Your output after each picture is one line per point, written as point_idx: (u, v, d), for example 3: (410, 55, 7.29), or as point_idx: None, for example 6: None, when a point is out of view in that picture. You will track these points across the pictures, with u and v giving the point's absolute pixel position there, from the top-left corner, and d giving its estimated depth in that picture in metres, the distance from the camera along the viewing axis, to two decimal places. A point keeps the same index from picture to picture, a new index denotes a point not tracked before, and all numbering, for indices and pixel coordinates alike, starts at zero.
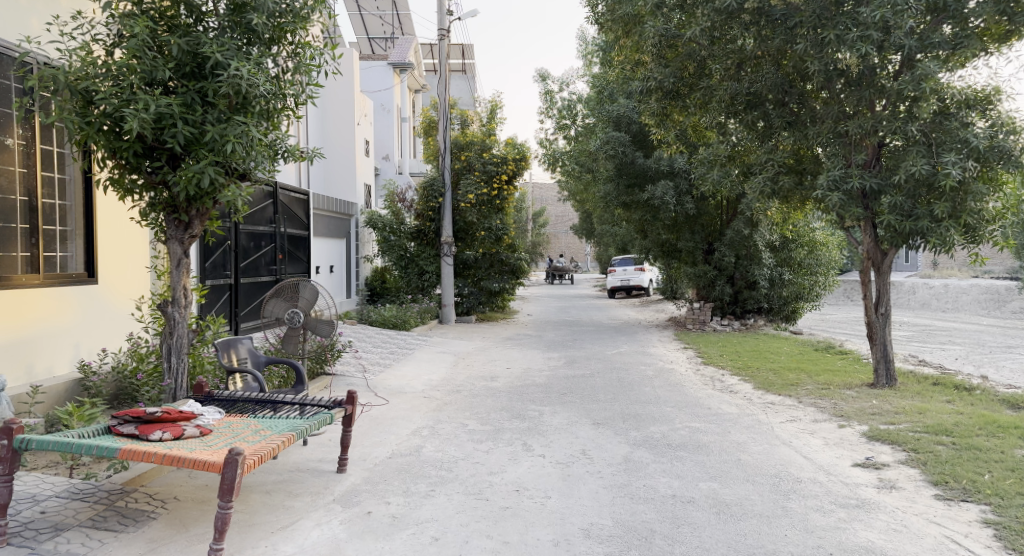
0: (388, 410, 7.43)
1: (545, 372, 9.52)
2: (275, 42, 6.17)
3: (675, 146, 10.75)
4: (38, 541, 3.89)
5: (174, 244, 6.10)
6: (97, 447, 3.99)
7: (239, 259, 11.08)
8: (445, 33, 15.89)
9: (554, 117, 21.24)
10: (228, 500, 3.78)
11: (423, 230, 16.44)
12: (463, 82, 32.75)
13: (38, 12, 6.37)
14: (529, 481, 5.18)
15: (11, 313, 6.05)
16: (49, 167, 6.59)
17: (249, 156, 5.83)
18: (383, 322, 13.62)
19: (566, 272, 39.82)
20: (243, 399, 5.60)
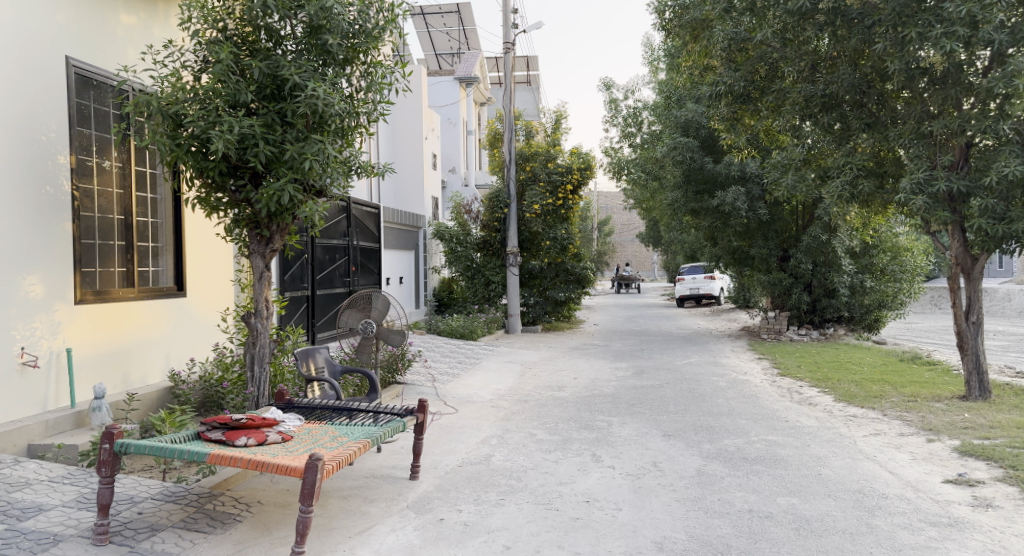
0: (457, 419, 7.54)
1: (614, 383, 9.45)
2: (349, 62, 6.40)
3: (746, 151, 10.55)
4: (136, 540, 4.12)
5: (256, 257, 6.39)
6: (189, 452, 4.21)
7: (316, 272, 11.46)
8: (510, 46, 16.05)
9: (620, 125, 21.11)
10: (309, 504, 3.92)
11: (489, 240, 16.56)
12: (529, 94, 32.96)
13: (133, 42, 6.79)
14: (599, 492, 5.16)
15: (110, 324, 6.43)
16: (143, 187, 6.98)
17: (325, 173, 6.06)
18: (451, 332, 13.87)
19: (634, 281, 39.44)
20: (320, 407, 5.77)
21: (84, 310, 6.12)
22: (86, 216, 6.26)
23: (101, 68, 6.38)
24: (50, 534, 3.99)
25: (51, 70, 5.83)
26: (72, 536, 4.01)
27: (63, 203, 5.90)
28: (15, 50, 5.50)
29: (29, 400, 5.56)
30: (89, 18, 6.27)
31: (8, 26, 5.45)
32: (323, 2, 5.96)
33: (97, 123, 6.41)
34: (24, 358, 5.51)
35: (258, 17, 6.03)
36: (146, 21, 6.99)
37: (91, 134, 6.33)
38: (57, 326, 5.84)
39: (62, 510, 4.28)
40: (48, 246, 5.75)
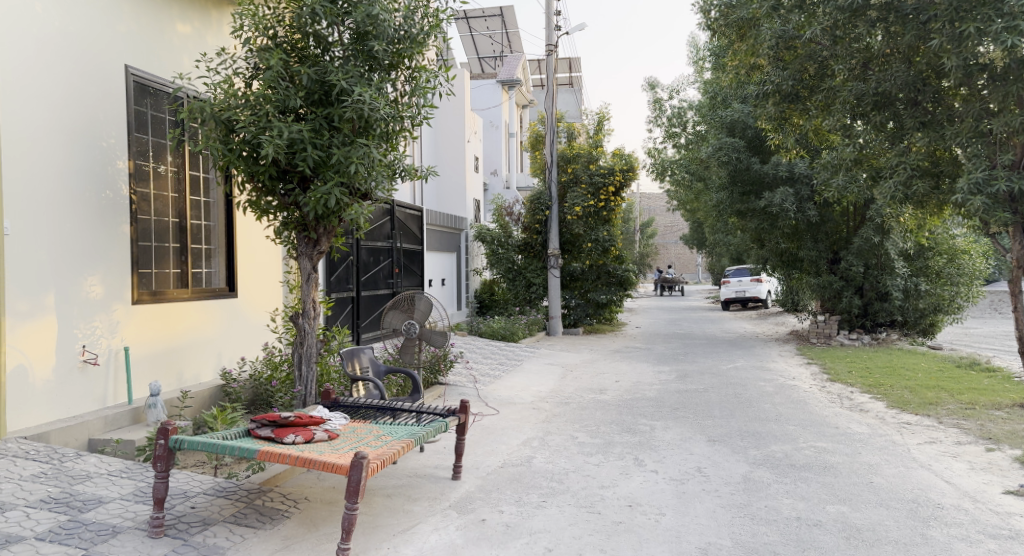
0: (499, 420, 7.57)
1: (656, 386, 9.37)
2: (394, 67, 6.50)
3: (794, 151, 10.35)
4: (189, 533, 4.25)
5: (304, 259, 6.54)
6: (239, 448, 4.33)
7: (361, 273, 11.64)
8: (553, 48, 16.05)
9: (664, 126, 20.90)
10: (354, 502, 4.00)
11: (530, 242, 16.59)
12: (571, 96, 32.89)
13: (188, 51, 7.02)
14: (642, 496, 5.14)
15: (165, 323, 6.65)
16: (197, 191, 7.20)
17: (370, 177, 6.17)
18: (492, 334, 13.92)
19: (678, 284, 38.99)
20: (365, 407, 5.87)
21: (141, 310, 6.35)
22: (143, 219, 6.48)
23: (158, 76, 6.61)
24: (109, 525, 4.14)
25: (110, 78, 6.05)
26: (130, 528, 4.15)
27: (122, 206, 6.11)
28: (77, 60, 5.73)
29: (89, 397, 5.78)
30: (146, 27, 6.50)
31: (72, 37, 5.68)
32: (369, 10, 6.07)
33: (154, 129, 6.64)
34: (85, 356, 5.74)
35: (307, 25, 6.17)
36: (201, 29, 7.21)
37: (148, 140, 6.56)
38: (115, 325, 6.06)
39: (121, 503, 4.45)
40: (108, 248, 5.97)
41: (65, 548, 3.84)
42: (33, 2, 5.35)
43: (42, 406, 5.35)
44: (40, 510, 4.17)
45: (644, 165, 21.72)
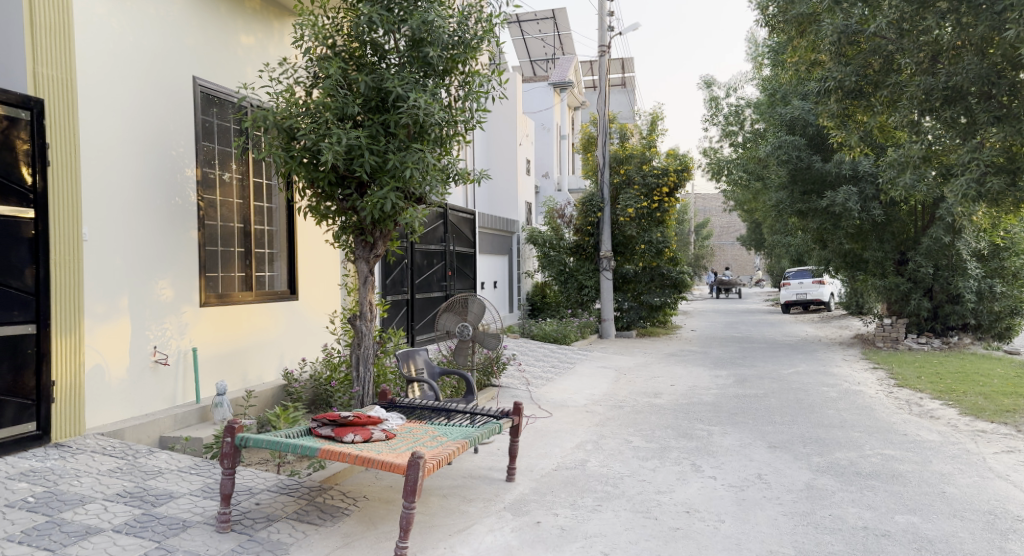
0: (552, 423, 7.58)
1: (714, 391, 9.24)
2: (448, 73, 6.57)
3: (858, 149, 10.06)
4: (254, 529, 4.38)
5: (361, 263, 6.69)
6: (302, 446, 4.44)
7: (415, 276, 11.79)
8: (606, 49, 15.99)
9: (720, 124, 20.55)
10: (412, 501, 4.06)
11: (582, 245, 16.57)
12: (624, 96, 32.67)
13: (252, 61, 7.26)
14: (701, 502, 5.08)
15: (231, 325, 6.88)
16: (260, 197, 7.42)
17: (424, 181, 6.27)
18: (544, 336, 13.93)
19: (734, 287, 38.25)
20: (421, 407, 5.95)
21: (208, 312, 6.58)
22: (210, 225, 6.71)
23: (223, 87, 6.85)
24: (179, 520, 4.29)
25: (178, 89, 6.29)
26: (199, 523, 4.30)
27: (190, 212, 6.35)
28: (149, 73, 5.97)
29: (160, 396, 6.01)
30: (213, 39, 6.75)
31: (144, 50, 5.93)
32: (425, 16, 6.18)
33: (220, 138, 6.88)
34: (156, 356, 5.97)
35: (364, 33, 6.31)
36: (264, 41, 7.45)
37: (214, 148, 6.79)
38: (185, 327, 6.30)
39: (190, 498, 4.61)
40: (177, 253, 6.21)
41: (139, 540, 4.00)
42: (109, 18, 5.59)
43: (117, 404, 5.59)
44: (116, 504, 4.35)
45: (699, 165, 21.39)
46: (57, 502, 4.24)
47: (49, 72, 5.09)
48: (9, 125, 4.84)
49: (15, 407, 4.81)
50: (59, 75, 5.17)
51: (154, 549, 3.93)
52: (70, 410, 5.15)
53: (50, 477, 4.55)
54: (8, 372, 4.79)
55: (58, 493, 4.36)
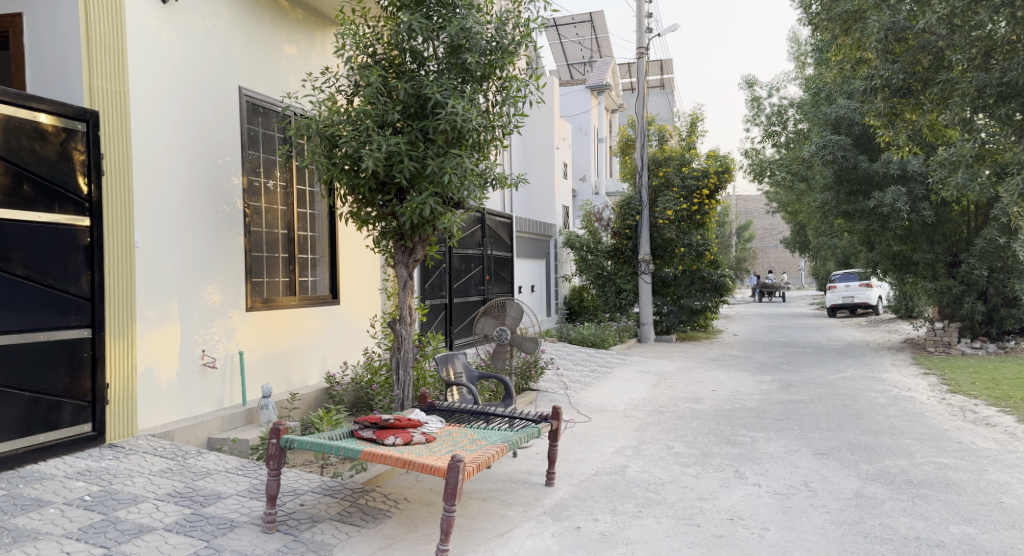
0: (591, 428, 7.57)
1: (757, 396, 9.12)
2: (486, 78, 6.63)
3: (906, 148, 9.84)
4: (299, 529, 4.47)
5: (400, 267, 6.78)
6: (344, 448, 4.51)
7: (453, 280, 11.88)
8: (644, 51, 15.91)
9: (762, 125, 20.26)
10: (452, 503, 4.10)
11: (620, 248, 16.52)
12: (663, 98, 32.43)
13: (294, 71, 7.44)
14: (745, 510, 5.03)
15: (275, 330, 7.02)
16: (303, 204, 7.58)
17: (463, 186, 6.34)
18: (582, 340, 13.91)
19: (777, 290, 37.63)
20: (460, 410, 6.00)
21: (254, 316, 6.73)
22: (256, 231, 6.87)
23: (268, 96, 7.01)
24: (227, 520, 4.40)
25: (225, 99, 6.46)
26: (245, 523, 4.41)
27: (236, 219, 6.51)
28: (197, 84, 6.14)
29: (208, 398, 6.17)
30: (258, 50, 6.92)
31: (193, 63, 6.10)
32: (463, 23, 6.24)
33: (265, 146, 7.04)
34: (204, 359, 6.13)
35: (404, 41, 6.40)
36: (306, 51, 7.62)
37: (259, 156, 6.95)
38: (231, 331, 6.46)
39: (237, 499, 4.72)
40: (224, 259, 6.37)
41: (189, 539, 4.11)
42: (160, 32, 5.77)
43: (167, 406, 5.76)
44: (167, 503, 4.48)
45: (740, 167, 21.10)
46: (111, 501, 4.39)
47: (104, 85, 5.27)
48: (67, 137, 5.02)
49: (71, 409, 4.98)
50: (113, 88, 5.34)
51: (203, 548, 4.04)
52: (122, 412, 5.31)
53: (104, 476, 4.70)
54: (65, 374, 4.95)
55: (112, 492, 4.50)
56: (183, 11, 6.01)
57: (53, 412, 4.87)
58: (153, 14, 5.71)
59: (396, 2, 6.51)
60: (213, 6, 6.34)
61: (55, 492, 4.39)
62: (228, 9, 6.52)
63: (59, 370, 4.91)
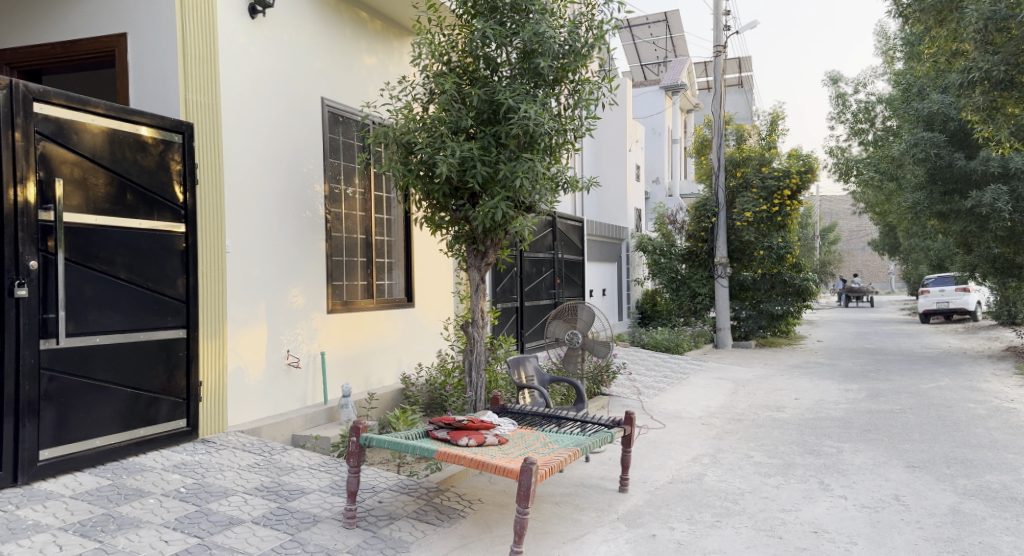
0: (666, 434, 7.49)
1: (843, 406, 8.82)
2: (558, 82, 6.67)
3: (1008, 144, 9.34)
4: (378, 526, 4.60)
5: (473, 271, 6.89)
6: (420, 448, 4.62)
7: (525, 284, 11.95)
8: (722, 49, 15.64)
9: (848, 122, 19.53)
10: (525, 506, 4.14)
11: (695, 251, 16.25)
12: (741, 96, 31.68)
13: (373, 80, 7.68)
14: (830, 523, 4.89)
15: (355, 331, 7.25)
16: (381, 209, 7.80)
17: (534, 190, 6.40)
18: (656, 345, 13.77)
19: (864, 294, 36.14)
20: (532, 413, 6.04)
21: (335, 318, 6.97)
22: (336, 236, 7.11)
23: (347, 106, 7.26)
24: (311, 514, 4.58)
25: (308, 109, 6.72)
26: (327, 518, 4.57)
27: (318, 225, 6.75)
28: (283, 95, 6.41)
29: (293, 396, 6.42)
30: (339, 61, 7.16)
31: (279, 75, 6.37)
32: (536, 28, 6.30)
33: (345, 154, 7.27)
34: (289, 359, 6.38)
35: (478, 49, 6.50)
36: (383, 60, 7.86)
37: (340, 164, 7.19)
38: (314, 332, 6.71)
39: (319, 494, 4.90)
40: (308, 263, 6.62)
41: (275, 532, 4.29)
42: (249, 46, 6.05)
43: (255, 404, 6.02)
44: (255, 497, 4.69)
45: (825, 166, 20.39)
46: (205, 493, 4.63)
47: (198, 98, 5.57)
48: (165, 148, 5.30)
49: (168, 405, 5.27)
50: (206, 100, 5.64)
51: (288, 541, 4.21)
52: (214, 409, 5.60)
53: (198, 470, 4.96)
54: (163, 372, 5.25)
55: (205, 485, 4.75)
56: (270, 26, 6.28)
57: (152, 407, 5.16)
58: (243, 29, 5.99)
59: (471, 11, 6.61)
60: (297, 20, 6.61)
61: (154, 483, 4.66)
62: (311, 22, 6.79)
63: (157, 369, 5.21)
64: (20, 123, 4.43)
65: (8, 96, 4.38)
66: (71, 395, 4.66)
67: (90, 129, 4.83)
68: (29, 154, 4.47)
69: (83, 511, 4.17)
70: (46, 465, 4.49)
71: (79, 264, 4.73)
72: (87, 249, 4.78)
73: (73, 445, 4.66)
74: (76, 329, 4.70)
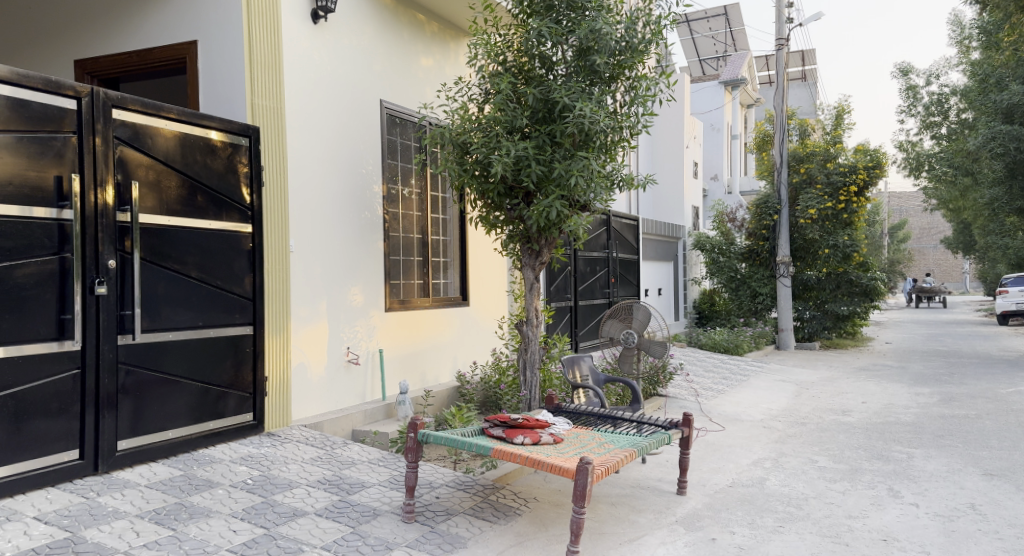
0: (725, 437, 7.39)
1: (915, 410, 8.54)
2: (614, 79, 6.64)
3: None
4: (436, 521, 4.67)
5: (527, 270, 6.93)
6: (476, 446, 4.67)
7: (579, 283, 11.93)
8: (784, 42, 15.30)
9: (919, 115, 18.85)
10: (581, 505, 4.13)
11: (755, 250, 15.95)
12: (804, 90, 30.88)
13: (430, 82, 7.79)
14: (900, 531, 4.76)
15: (412, 329, 7.37)
16: (437, 209, 7.91)
17: (589, 189, 6.40)
18: (714, 346, 13.59)
19: (936, 294, 34.77)
20: (587, 413, 6.03)
21: (392, 316, 7.10)
22: (394, 236, 7.24)
23: (405, 108, 7.38)
24: (371, 508, 4.68)
25: (368, 111, 6.86)
26: (387, 512, 4.66)
27: (376, 225, 6.89)
28: (344, 98, 6.56)
29: (353, 393, 6.57)
30: (397, 64, 7.28)
31: (341, 79, 6.52)
32: (593, 25, 6.27)
33: (402, 155, 7.40)
34: (349, 356, 6.53)
35: (534, 48, 6.52)
36: (440, 61, 7.97)
37: (397, 165, 7.31)
38: (373, 330, 6.84)
39: (379, 488, 5.01)
40: (367, 262, 6.76)
41: (337, 524, 4.40)
42: (311, 51, 6.20)
43: (317, 399, 6.19)
44: (318, 490, 4.82)
45: (894, 161, 19.71)
46: (270, 485, 4.78)
47: (264, 102, 5.75)
48: (233, 151, 5.49)
49: (235, 399, 5.46)
50: (272, 105, 5.81)
51: (349, 533, 4.31)
52: (279, 403, 5.78)
53: (263, 462, 5.12)
54: (230, 367, 5.44)
55: (270, 477, 4.90)
56: (332, 30, 6.43)
57: (220, 401, 5.36)
58: (307, 34, 6.15)
59: (527, 10, 6.64)
60: (358, 24, 6.75)
61: (223, 474, 4.83)
62: (371, 26, 6.92)
63: (225, 364, 5.40)
64: (101, 128, 4.64)
65: (90, 103, 4.59)
66: (146, 388, 4.86)
67: (163, 133, 5.03)
68: (109, 158, 4.68)
69: (158, 499, 4.36)
70: (123, 455, 4.70)
71: (152, 264, 4.93)
72: (161, 248, 4.99)
73: (148, 436, 4.87)
74: (151, 325, 4.90)
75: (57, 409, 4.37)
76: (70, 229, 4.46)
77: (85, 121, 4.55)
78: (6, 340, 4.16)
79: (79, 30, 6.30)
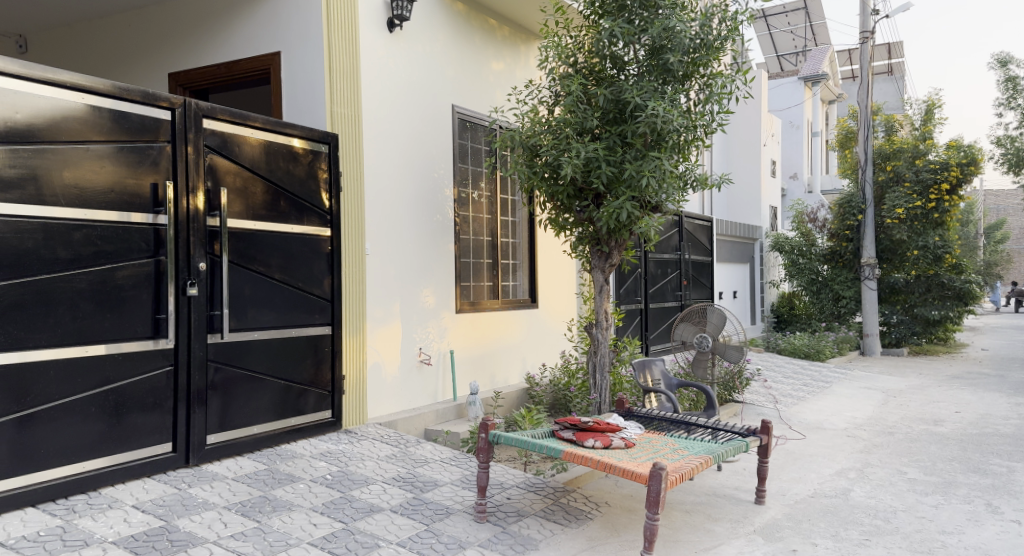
0: (806, 445, 7.17)
1: (1015, 422, 8.07)
2: (688, 77, 6.53)
3: None
4: (507, 522, 4.71)
5: (597, 272, 6.91)
6: (547, 448, 4.68)
7: (650, 285, 11.78)
8: (868, 36, 14.72)
9: (1020, 108, 17.77)
10: (655, 511, 4.10)
11: (838, 251, 15.29)
12: (891, 85, 29.59)
13: (500, 85, 7.87)
14: (1000, 549, 4.52)
15: (481, 331, 7.46)
16: (506, 212, 7.98)
17: (661, 189, 6.32)
18: (794, 351, 13.21)
19: None
20: (659, 418, 5.94)
21: (463, 318, 7.20)
22: (464, 238, 7.34)
23: (477, 111, 7.48)
24: (444, 506, 4.76)
25: (441, 116, 6.99)
26: (459, 511, 4.74)
27: (448, 228, 7.00)
28: (419, 105, 6.70)
29: (425, 392, 6.70)
30: (468, 68, 7.38)
31: (415, 85, 6.66)
32: (666, 23, 6.18)
33: (472, 159, 7.49)
34: (421, 356, 6.66)
35: (605, 48, 6.49)
36: (511, 65, 8.05)
37: (468, 169, 7.41)
38: (444, 331, 6.95)
39: (451, 487, 5.09)
40: (439, 264, 6.89)
41: (412, 521, 4.49)
42: (387, 59, 6.35)
43: (391, 398, 6.34)
44: (393, 487, 4.94)
45: (991, 157, 18.65)
46: (348, 481, 4.93)
47: (343, 110, 5.93)
48: (313, 158, 5.70)
49: (314, 396, 5.65)
50: (350, 112, 5.99)
51: (424, 530, 4.40)
52: (355, 402, 5.96)
53: (341, 458, 5.28)
54: (311, 365, 5.64)
55: (348, 473, 5.06)
56: (407, 38, 6.57)
57: (301, 398, 5.56)
58: (383, 43, 6.31)
59: (599, 10, 6.61)
60: (431, 30, 6.87)
61: (303, 469, 5.01)
62: (443, 32, 7.03)
63: (306, 363, 5.61)
64: (192, 137, 4.87)
65: (183, 113, 4.84)
66: (233, 385, 5.10)
67: (250, 142, 5.26)
68: (200, 165, 4.92)
69: (244, 492, 4.56)
70: (212, 449, 4.94)
71: (239, 266, 5.16)
72: (247, 252, 5.22)
73: (235, 431, 5.10)
74: (238, 325, 5.13)
75: (153, 404, 4.63)
76: (164, 234, 4.71)
77: (178, 131, 4.80)
78: (107, 337, 4.42)
79: (171, 45, 6.64)
